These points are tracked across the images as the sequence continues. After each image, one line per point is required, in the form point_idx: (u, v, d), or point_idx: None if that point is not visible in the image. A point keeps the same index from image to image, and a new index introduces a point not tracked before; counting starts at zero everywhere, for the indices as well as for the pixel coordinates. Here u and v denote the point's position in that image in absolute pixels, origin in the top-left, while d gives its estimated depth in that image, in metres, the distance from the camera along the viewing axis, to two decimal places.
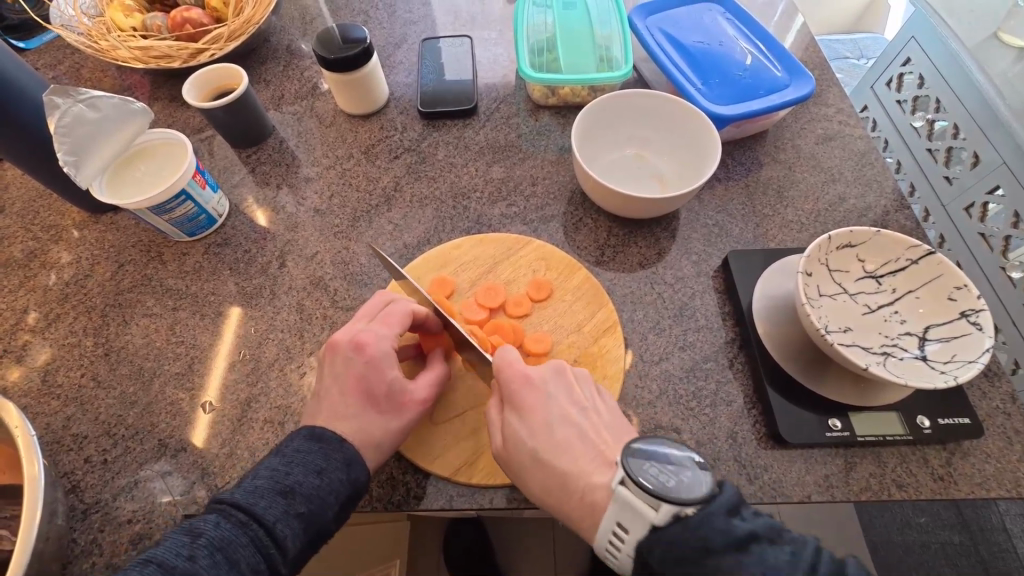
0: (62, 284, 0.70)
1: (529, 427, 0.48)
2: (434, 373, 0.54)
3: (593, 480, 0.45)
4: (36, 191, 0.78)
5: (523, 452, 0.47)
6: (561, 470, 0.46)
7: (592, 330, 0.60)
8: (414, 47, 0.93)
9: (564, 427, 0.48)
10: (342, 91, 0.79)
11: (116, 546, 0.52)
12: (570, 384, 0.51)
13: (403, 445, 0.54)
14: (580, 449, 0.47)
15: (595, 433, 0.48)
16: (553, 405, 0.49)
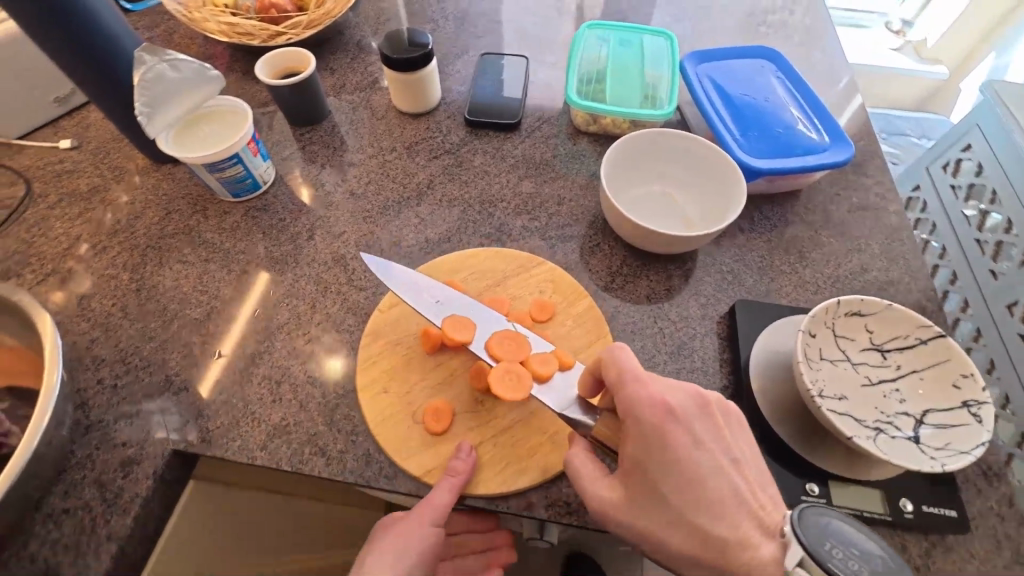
0: (114, 220, 0.76)
1: (680, 483, 0.46)
2: (457, 476, 0.53)
3: (757, 552, 0.45)
4: (111, 134, 0.86)
5: (669, 512, 0.46)
6: (718, 536, 0.45)
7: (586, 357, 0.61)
8: (473, 60, 0.98)
9: (716, 480, 0.47)
10: (399, 89, 0.84)
11: (107, 464, 0.55)
12: (713, 426, 0.49)
13: (378, 436, 0.56)
14: (735, 513, 0.46)
15: (747, 490, 0.47)
16: (701, 455, 0.47)
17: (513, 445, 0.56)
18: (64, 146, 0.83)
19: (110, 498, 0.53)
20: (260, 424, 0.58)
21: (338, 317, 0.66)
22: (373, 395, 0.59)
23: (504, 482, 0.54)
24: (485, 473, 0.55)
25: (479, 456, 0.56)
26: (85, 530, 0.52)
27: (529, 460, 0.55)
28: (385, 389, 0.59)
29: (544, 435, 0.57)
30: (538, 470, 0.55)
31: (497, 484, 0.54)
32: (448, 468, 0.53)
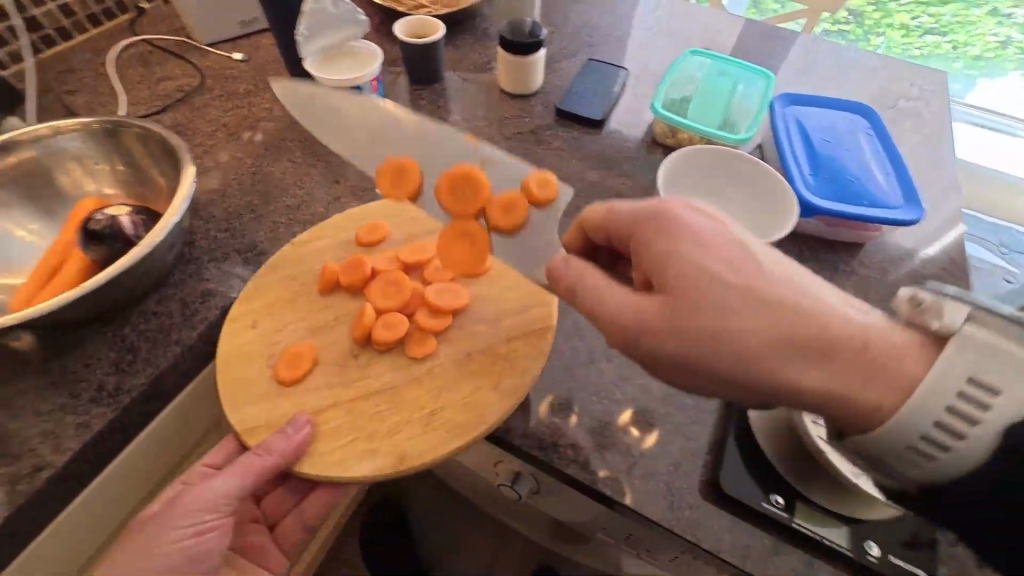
0: (253, 118, 0.92)
1: (721, 261, 0.46)
2: (277, 453, 0.55)
3: (843, 319, 0.42)
4: (272, 57, 1.04)
5: (723, 286, 0.44)
6: (805, 308, 0.42)
7: (477, 356, 0.63)
8: (579, 63, 1.07)
9: (772, 265, 0.46)
10: (506, 70, 0.95)
11: (192, 290, 0.68)
12: (734, 226, 0.50)
13: (223, 393, 0.60)
14: (805, 289, 0.44)
15: (799, 277, 0.46)
16: (717, 234, 0.48)
17: (363, 420, 0.58)
18: (236, 58, 1.02)
19: (187, 314, 0.66)
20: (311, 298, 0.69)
21: None
22: (237, 334, 0.64)
23: (342, 466, 0.55)
24: (319, 450, 0.56)
25: (317, 423, 0.58)
26: (163, 331, 0.64)
27: (374, 444, 0.56)
28: (252, 325, 0.65)
29: (349, 379, 0.61)
30: (385, 457, 0.55)
31: (327, 455, 0.56)
32: (267, 447, 0.55)
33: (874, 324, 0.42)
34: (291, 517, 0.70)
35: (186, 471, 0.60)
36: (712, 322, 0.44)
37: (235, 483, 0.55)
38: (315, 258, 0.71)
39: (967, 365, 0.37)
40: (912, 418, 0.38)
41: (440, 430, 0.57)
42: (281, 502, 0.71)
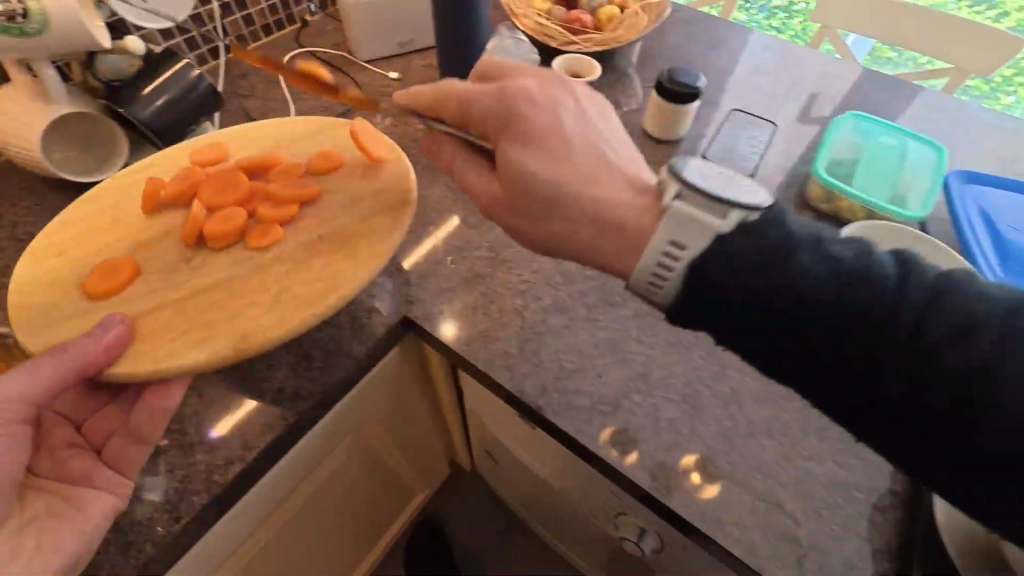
0: (408, 138, 0.97)
1: (516, 136, 0.56)
2: (83, 356, 0.55)
3: (618, 205, 0.52)
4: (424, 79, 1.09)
5: (544, 177, 0.53)
6: (575, 193, 0.53)
7: (311, 243, 0.68)
8: (722, 110, 1.06)
9: (582, 144, 0.56)
10: (657, 113, 0.97)
11: (358, 303, 0.72)
12: (547, 84, 0.60)
13: (19, 306, 0.63)
14: (588, 166, 0.55)
15: (578, 135, 0.56)
16: (548, 109, 0.57)
17: (186, 319, 0.61)
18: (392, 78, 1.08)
19: (356, 327, 0.70)
20: (468, 326, 0.70)
21: (550, 272, 0.76)
22: (46, 259, 0.67)
23: (168, 356, 0.58)
24: (137, 343, 0.59)
25: (137, 325, 0.61)
26: (335, 341, 0.68)
27: (210, 331, 0.60)
28: (62, 251, 0.68)
29: (182, 275, 0.66)
30: (225, 341, 0.59)
31: (148, 356, 0.58)
32: (62, 348, 0.55)
33: (628, 204, 0.52)
34: (98, 421, 0.63)
35: (181, 490, 0.56)
36: (540, 212, 0.55)
37: (33, 389, 0.54)
38: (126, 185, 0.74)
39: (669, 231, 0.47)
40: (642, 269, 0.48)
41: (278, 310, 0.62)
42: (110, 421, 0.63)
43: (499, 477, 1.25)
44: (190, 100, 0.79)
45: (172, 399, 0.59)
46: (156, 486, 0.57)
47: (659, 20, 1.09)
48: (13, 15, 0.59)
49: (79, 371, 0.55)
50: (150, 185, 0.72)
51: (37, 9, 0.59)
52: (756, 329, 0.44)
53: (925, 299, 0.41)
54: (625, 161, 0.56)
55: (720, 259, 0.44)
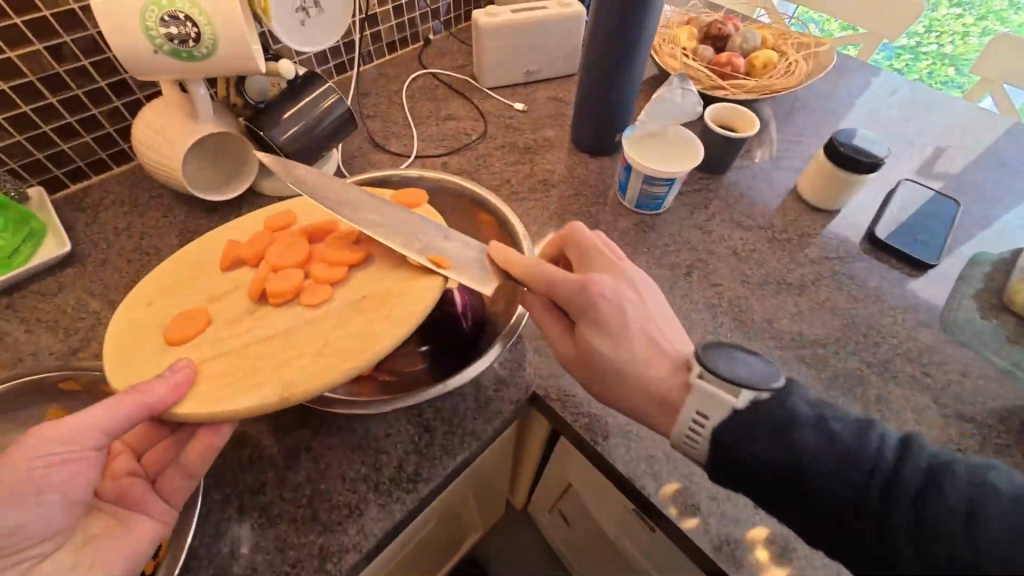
0: (536, 178, 0.90)
1: (579, 309, 0.53)
2: (148, 395, 0.45)
3: (662, 378, 0.50)
4: (551, 112, 1.02)
5: (606, 363, 0.51)
6: (643, 376, 0.50)
7: (354, 300, 0.55)
8: (887, 181, 0.94)
9: (632, 309, 0.53)
10: (820, 179, 0.85)
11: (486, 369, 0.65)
12: (613, 270, 0.56)
13: (108, 351, 0.51)
14: (643, 335, 0.52)
15: (637, 313, 0.53)
16: (606, 287, 0.53)
17: (248, 361, 0.50)
18: (518, 108, 1.01)
19: (481, 402, 0.62)
20: (608, 414, 0.62)
21: None
22: (132, 308, 0.54)
23: (220, 397, 0.47)
24: (200, 387, 0.48)
25: (201, 369, 0.49)
26: (459, 415, 0.61)
27: (262, 377, 0.49)
28: (147, 301, 0.55)
29: (240, 327, 0.53)
30: (274, 385, 0.48)
31: (207, 401, 0.47)
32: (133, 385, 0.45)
33: (672, 376, 0.50)
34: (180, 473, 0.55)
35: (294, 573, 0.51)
36: (605, 388, 0.53)
37: (114, 425, 0.44)
38: (217, 238, 0.61)
39: (695, 404, 0.46)
40: (678, 433, 0.48)
41: (315, 364, 0.50)
42: (168, 450, 0.52)
43: (566, 541, 1.16)
44: (326, 125, 0.76)
45: (222, 437, 0.50)
46: (267, 569, 0.51)
47: (821, 71, 0.99)
48: (185, 39, 0.56)
49: (144, 410, 0.45)
50: (229, 245, 0.59)
51: (209, 34, 0.56)
52: (762, 483, 0.43)
53: (920, 483, 0.38)
54: (675, 337, 0.53)
55: (736, 439, 0.43)
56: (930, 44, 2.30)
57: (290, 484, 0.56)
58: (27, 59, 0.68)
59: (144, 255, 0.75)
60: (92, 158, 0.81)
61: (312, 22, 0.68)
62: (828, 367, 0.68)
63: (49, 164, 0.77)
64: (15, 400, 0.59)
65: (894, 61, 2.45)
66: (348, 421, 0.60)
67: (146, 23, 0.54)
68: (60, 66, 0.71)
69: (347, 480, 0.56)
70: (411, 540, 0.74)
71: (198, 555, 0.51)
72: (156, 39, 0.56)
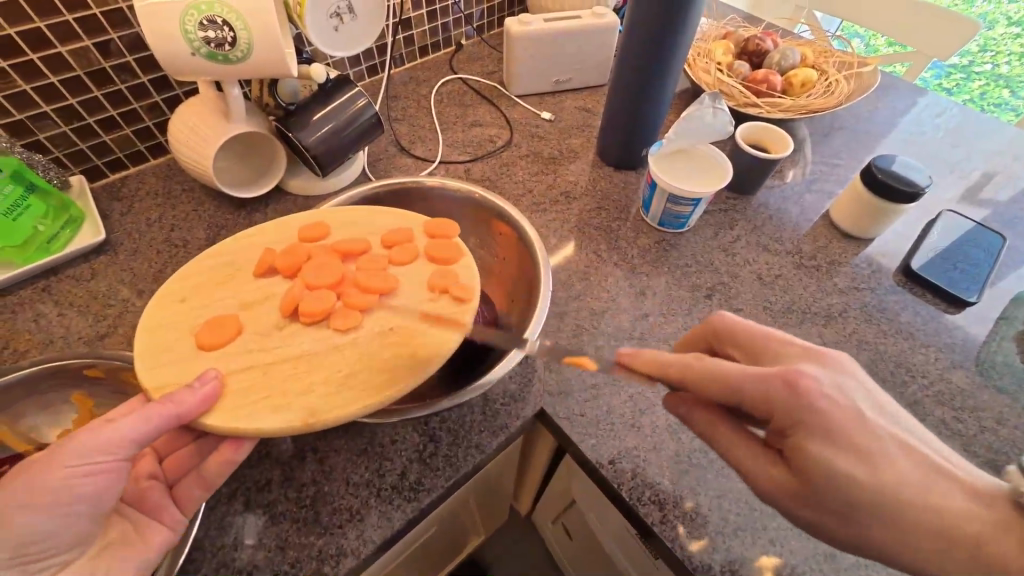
0: (558, 189, 0.89)
1: (796, 422, 0.43)
2: (180, 405, 0.46)
3: (948, 510, 0.40)
4: (578, 122, 1.01)
5: (859, 495, 0.40)
6: (913, 507, 0.40)
7: (381, 331, 0.56)
8: (930, 210, 0.89)
9: (878, 426, 0.42)
10: (855, 205, 0.82)
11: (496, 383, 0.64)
12: (823, 365, 0.46)
13: (142, 346, 0.53)
14: (897, 454, 0.41)
15: (882, 429, 0.42)
16: (828, 394, 0.43)
17: (277, 380, 0.51)
18: (545, 117, 1.01)
19: (488, 415, 0.62)
20: (616, 436, 0.61)
21: None
22: (162, 303, 0.56)
23: (245, 416, 0.48)
24: (228, 400, 0.49)
25: (228, 382, 0.50)
26: (466, 426, 0.61)
27: (287, 399, 0.49)
28: (183, 298, 0.57)
29: (269, 342, 0.54)
30: (298, 410, 0.49)
31: (237, 416, 0.48)
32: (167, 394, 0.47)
33: (972, 513, 0.40)
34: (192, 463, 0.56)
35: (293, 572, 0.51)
36: (856, 528, 0.41)
37: (144, 434, 0.45)
38: (252, 244, 0.63)
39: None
40: None
41: (340, 395, 0.50)
42: (190, 457, 0.56)
43: (568, 556, 1.15)
44: (354, 129, 0.77)
45: (244, 453, 0.51)
46: (267, 567, 0.51)
47: (863, 92, 0.95)
48: (221, 43, 0.58)
49: (175, 419, 0.46)
50: (266, 252, 0.61)
51: (244, 39, 0.58)
52: None
53: None
54: (953, 463, 0.42)
55: None
56: (985, 63, 2.17)
57: (295, 482, 0.56)
58: (76, 55, 0.71)
59: (172, 246, 0.77)
60: (131, 149, 0.84)
61: (345, 27, 0.69)
62: None
63: (92, 154, 0.80)
64: (42, 380, 0.62)
65: (944, 80, 2.34)
66: (356, 423, 0.60)
67: (185, 27, 0.56)
68: (106, 61, 0.74)
69: (351, 484, 0.56)
70: (411, 544, 0.74)
71: (202, 546, 0.52)
72: (194, 42, 0.57)
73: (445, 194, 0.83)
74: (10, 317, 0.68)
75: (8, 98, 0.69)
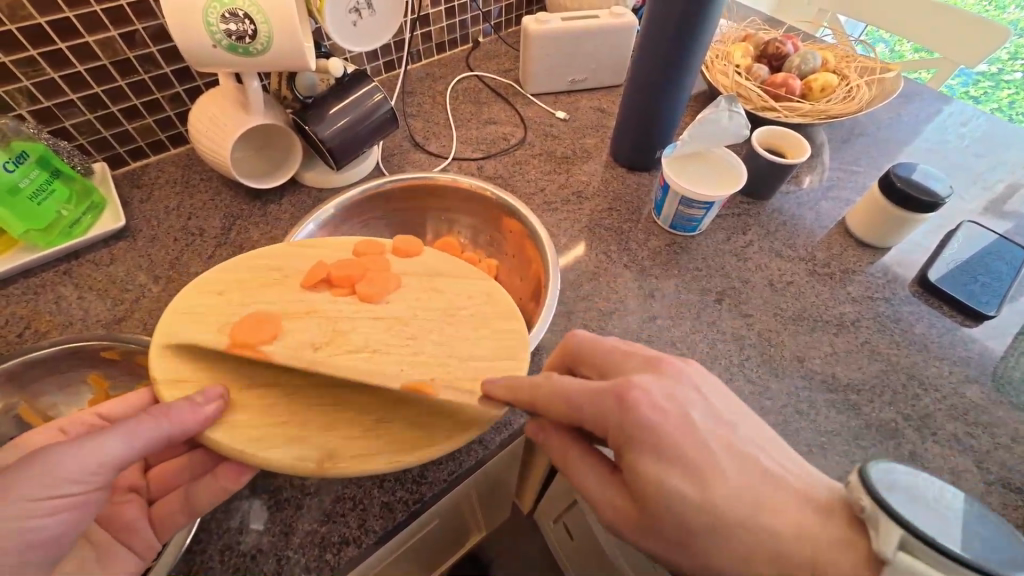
0: (570, 188, 0.89)
1: (630, 439, 0.41)
2: (175, 421, 0.47)
3: (788, 525, 0.37)
4: (592, 122, 1.01)
5: (689, 515, 0.38)
6: (749, 526, 0.37)
7: (423, 386, 0.54)
8: (950, 222, 0.87)
9: (711, 447, 0.40)
10: (871, 213, 0.80)
11: None
12: (661, 383, 0.44)
13: (171, 332, 0.55)
14: (734, 470, 0.39)
15: (715, 442, 0.40)
16: (659, 420, 0.41)
17: (299, 415, 0.52)
18: (560, 116, 1.01)
19: None
20: None
21: None
22: (201, 291, 0.59)
23: (259, 443, 0.49)
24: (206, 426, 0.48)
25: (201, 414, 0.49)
26: None
27: (307, 438, 0.50)
28: (220, 290, 0.59)
29: (304, 369, 0.55)
30: (314, 448, 0.50)
31: (251, 441, 0.49)
32: (164, 407, 0.47)
33: (813, 531, 0.37)
34: None
35: (293, 558, 0.52)
36: (699, 557, 0.38)
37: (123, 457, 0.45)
38: (302, 255, 0.65)
39: None
40: None
41: (363, 445, 0.50)
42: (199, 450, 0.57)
43: (569, 557, 1.15)
44: (370, 123, 0.78)
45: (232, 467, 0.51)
46: (270, 551, 0.53)
47: (885, 98, 0.93)
48: (243, 36, 0.59)
49: (150, 437, 0.45)
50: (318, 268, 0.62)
51: (264, 32, 0.59)
52: None
53: None
54: (787, 466, 0.41)
55: None
56: (1015, 72, 2.11)
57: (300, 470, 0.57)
58: (102, 45, 0.72)
59: (189, 234, 0.79)
60: (152, 138, 0.86)
61: (364, 22, 0.69)
62: (860, 415, 0.64)
63: (114, 143, 0.82)
64: (62, 360, 0.63)
65: (972, 88, 2.27)
66: None
67: (208, 19, 0.57)
68: (131, 52, 0.75)
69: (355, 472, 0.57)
70: (410, 538, 0.75)
71: (209, 528, 0.53)
72: (216, 34, 0.59)
73: (456, 189, 0.83)
74: (32, 298, 0.70)
75: (37, 86, 0.71)
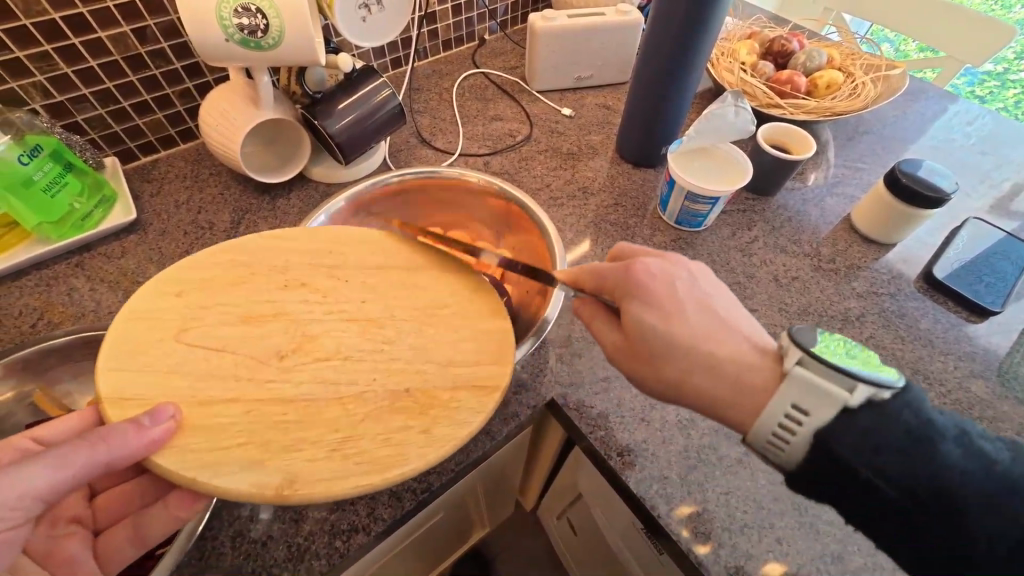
0: (576, 184, 0.90)
1: (629, 293, 0.53)
2: (110, 447, 0.44)
3: (732, 355, 0.50)
4: (598, 119, 1.01)
5: (656, 340, 0.50)
6: (700, 353, 0.50)
7: (396, 392, 0.54)
8: (955, 219, 0.87)
9: (690, 307, 0.52)
10: (876, 209, 0.81)
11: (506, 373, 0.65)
12: (666, 262, 0.55)
13: (127, 341, 0.54)
14: (701, 322, 0.51)
15: (691, 305, 0.52)
16: (655, 282, 0.52)
17: (262, 430, 0.49)
18: (565, 113, 1.01)
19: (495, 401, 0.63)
20: (624, 430, 0.61)
21: None
22: (161, 295, 0.58)
23: (274, 431, 0.50)
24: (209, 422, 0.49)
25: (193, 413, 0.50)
26: None
27: (270, 454, 0.47)
28: (179, 292, 0.59)
29: (266, 377, 0.54)
30: (274, 474, 0.46)
31: (203, 464, 0.46)
32: (100, 432, 0.44)
33: (752, 364, 0.49)
34: None
35: (304, 546, 0.53)
36: (658, 370, 0.51)
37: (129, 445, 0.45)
38: (272, 252, 0.64)
39: (793, 395, 0.44)
40: (763, 423, 0.46)
41: (330, 468, 0.47)
42: None
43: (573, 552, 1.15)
44: (377, 118, 0.79)
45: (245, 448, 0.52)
46: (280, 538, 0.53)
47: (891, 95, 0.93)
48: (254, 30, 0.59)
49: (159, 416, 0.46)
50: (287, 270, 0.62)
51: (276, 26, 0.60)
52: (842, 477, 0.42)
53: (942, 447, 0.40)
54: (743, 325, 0.53)
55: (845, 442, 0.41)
56: (1020, 71, 2.11)
57: None
58: (114, 40, 0.73)
59: (199, 227, 0.79)
60: (161, 133, 0.87)
61: (373, 18, 0.70)
62: None
63: (125, 137, 0.83)
64: (75, 350, 0.64)
65: (977, 88, 2.27)
66: None
67: (221, 13, 0.58)
68: (142, 47, 0.76)
69: None
70: (416, 530, 0.76)
71: (220, 516, 0.54)
72: (228, 29, 0.59)
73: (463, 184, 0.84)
74: (44, 290, 0.71)
75: (51, 80, 0.72)
